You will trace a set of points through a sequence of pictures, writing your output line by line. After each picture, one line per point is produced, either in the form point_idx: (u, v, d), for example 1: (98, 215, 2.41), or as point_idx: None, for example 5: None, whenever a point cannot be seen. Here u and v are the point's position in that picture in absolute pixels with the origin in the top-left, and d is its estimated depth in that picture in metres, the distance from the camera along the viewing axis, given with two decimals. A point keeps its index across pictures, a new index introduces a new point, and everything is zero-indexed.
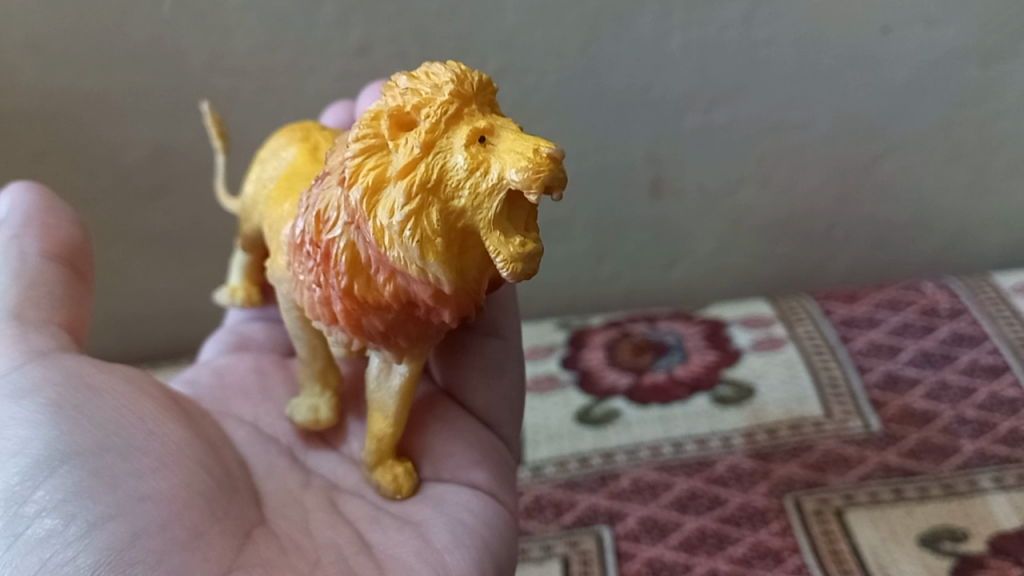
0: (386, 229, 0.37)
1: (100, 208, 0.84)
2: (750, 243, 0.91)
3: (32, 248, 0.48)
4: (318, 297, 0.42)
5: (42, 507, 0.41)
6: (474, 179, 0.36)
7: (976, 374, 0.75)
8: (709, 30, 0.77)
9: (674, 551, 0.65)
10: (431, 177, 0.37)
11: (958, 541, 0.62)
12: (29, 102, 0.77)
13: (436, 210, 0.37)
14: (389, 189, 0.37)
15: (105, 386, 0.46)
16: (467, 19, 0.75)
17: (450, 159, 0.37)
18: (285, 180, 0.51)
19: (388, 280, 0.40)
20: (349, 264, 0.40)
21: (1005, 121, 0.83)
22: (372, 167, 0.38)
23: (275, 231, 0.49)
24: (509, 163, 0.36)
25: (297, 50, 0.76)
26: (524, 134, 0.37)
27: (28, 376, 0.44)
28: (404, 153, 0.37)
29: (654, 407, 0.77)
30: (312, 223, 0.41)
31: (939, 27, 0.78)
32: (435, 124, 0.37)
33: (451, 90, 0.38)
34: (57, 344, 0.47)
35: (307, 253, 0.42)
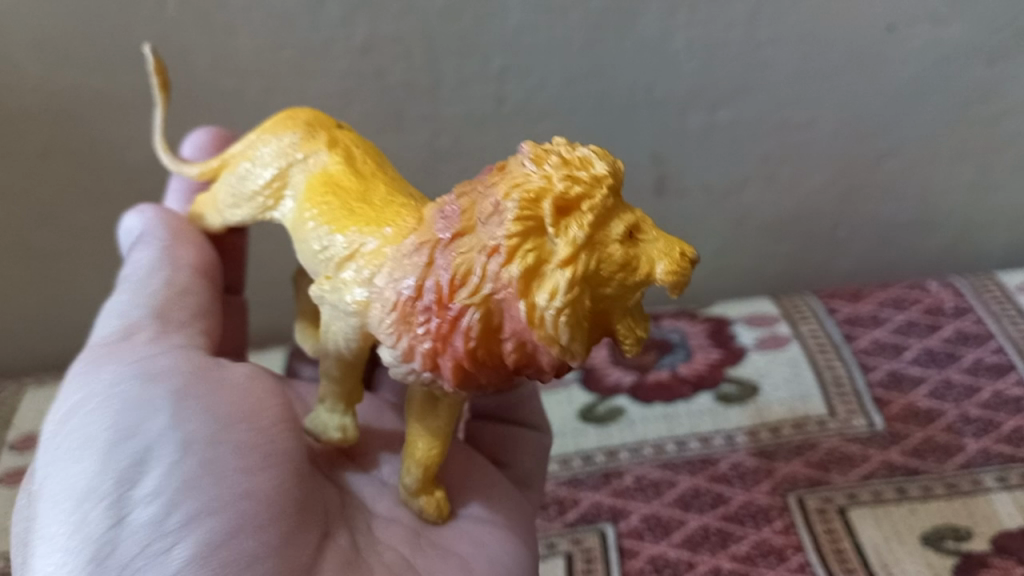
0: (542, 313, 0.35)
1: (105, 206, 0.84)
2: (754, 243, 0.91)
3: (181, 264, 0.53)
4: (425, 356, 0.38)
5: (151, 492, 0.41)
6: (624, 275, 0.36)
7: (981, 373, 0.75)
8: (714, 27, 0.77)
9: (676, 549, 0.65)
10: (590, 270, 0.35)
11: (961, 540, 0.62)
12: (35, 103, 0.77)
13: (587, 299, 0.35)
14: (553, 275, 0.35)
15: (228, 380, 0.47)
16: (471, 18, 0.75)
17: (607, 251, 0.35)
18: (330, 194, 0.45)
19: (517, 353, 0.36)
20: (486, 334, 0.36)
21: (1010, 119, 0.84)
22: (531, 251, 0.35)
23: (336, 255, 0.42)
24: (658, 263, 0.36)
25: (301, 48, 0.76)
26: (664, 233, 0.37)
27: (159, 360, 0.46)
28: (567, 242, 0.34)
29: (657, 405, 0.77)
30: (433, 283, 0.37)
31: (944, 25, 0.78)
32: (598, 216, 0.35)
33: (610, 181, 0.36)
34: (188, 344, 0.49)
35: (424, 308, 0.37)
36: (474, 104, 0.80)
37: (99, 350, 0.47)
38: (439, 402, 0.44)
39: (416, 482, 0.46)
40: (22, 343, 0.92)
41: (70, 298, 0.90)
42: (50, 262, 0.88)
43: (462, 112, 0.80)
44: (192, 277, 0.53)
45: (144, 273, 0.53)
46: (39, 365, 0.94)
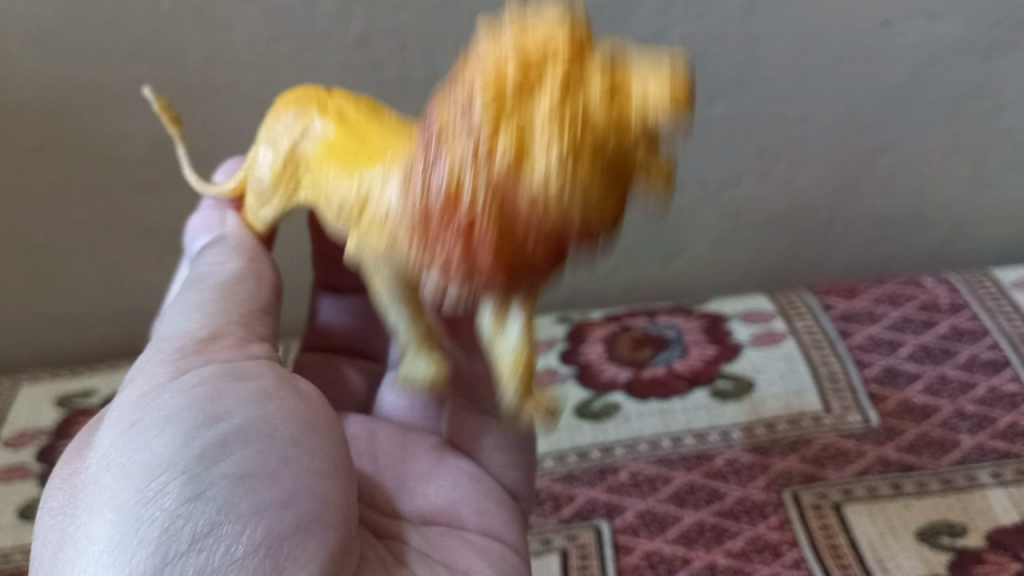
0: (540, 179, 0.29)
1: (99, 200, 0.84)
2: (750, 238, 0.90)
3: (266, 268, 0.49)
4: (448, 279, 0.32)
5: (227, 477, 0.40)
6: (621, 107, 0.28)
7: (976, 369, 0.76)
8: (710, 22, 0.77)
9: (672, 545, 0.65)
10: (577, 116, 0.28)
11: (956, 535, 0.62)
12: (28, 97, 0.77)
13: (587, 152, 0.28)
14: (532, 113, 0.28)
15: (303, 390, 0.46)
16: (466, 12, 0.75)
17: (589, 74, 0.28)
18: (333, 153, 0.39)
19: (535, 227, 0.29)
20: (493, 208, 0.30)
21: (1006, 115, 0.84)
22: (507, 120, 0.29)
23: (348, 209, 0.37)
24: (651, 84, 0.28)
25: (296, 41, 0.76)
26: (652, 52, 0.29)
27: (244, 358, 0.45)
28: (540, 96, 0.28)
29: (652, 401, 0.77)
30: (423, 185, 0.32)
31: (940, 20, 0.78)
32: (566, 56, 0.28)
33: (570, 16, 0.29)
34: (269, 354, 0.47)
35: (434, 224, 0.31)
36: None
37: (193, 331, 0.45)
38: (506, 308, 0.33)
39: (518, 393, 0.37)
40: (15, 338, 0.92)
41: (64, 293, 0.90)
42: (43, 256, 0.87)
43: None
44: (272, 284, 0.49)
45: (214, 264, 0.48)
46: (33, 361, 0.94)
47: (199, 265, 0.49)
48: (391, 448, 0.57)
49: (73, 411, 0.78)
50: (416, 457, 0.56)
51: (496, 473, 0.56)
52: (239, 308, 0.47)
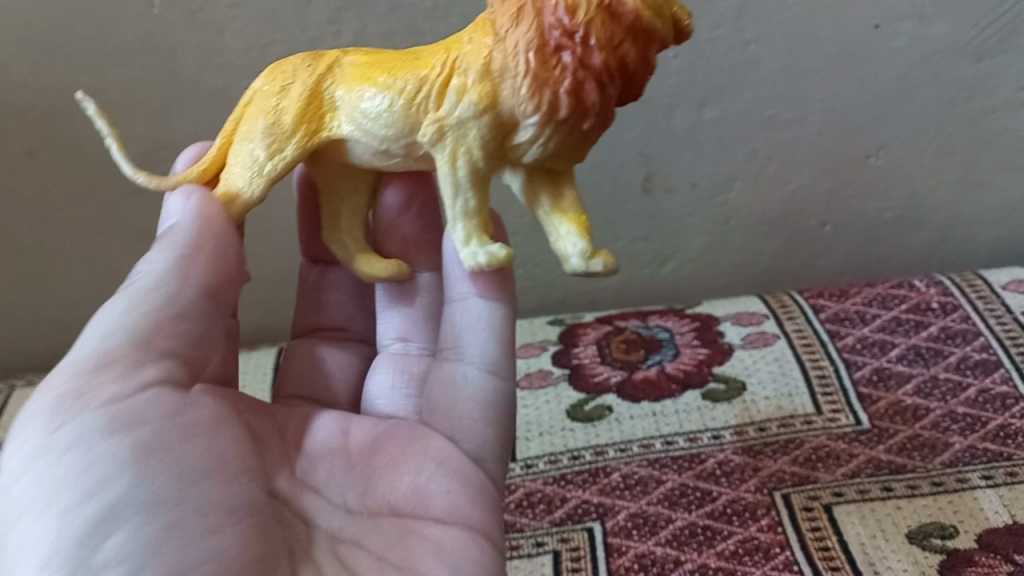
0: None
1: (91, 204, 0.84)
2: (741, 241, 0.91)
3: (187, 272, 0.47)
4: (569, 90, 0.39)
5: (114, 557, 0.40)
6: None
7: (966, 371, 0.76)
8: (701, 25, 0.77)
9: (663, 547, 0.65)
10: None
11: (947, 537, 0.62)
12: (21, 100, 0.77)
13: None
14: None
15: (198, 423, 0.45)
16: (457, 16, 0.76)
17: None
18: (387, 61, 0.44)
19: (628, 31, 0.39)
20: (596, 16, 0.39)
21: (997, 118, 0.84)
22: None
23: (435, 87, 0.42)
24: None
25: (288, 46, 0.76)
26: None
27: (133, 402, 0.44)
28: None
29: (644, 403, 0.77)
30: (526, 18, 0.40)
31: (930, 23, 0.78)
32: None
33: None
34: (173, 380, 0.46)
35: (553, 46, 0.39)
36: None
37: (89, 359, 0.45)
38: (557, 176, 0.45)
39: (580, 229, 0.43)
40: (9, 341, 0.93)
41: (57, 296, 0.90)
42: (36, 259, 0.87)
43: None
44: (192, 289, 0.47)
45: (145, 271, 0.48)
46: (26, 362, 0.94)
47: (143, 269, 0.49)
48: (353, 449, 0.52)
49: None
50: (379, 450, 0.51)
51: (470, 446, 0.51)
52: (141, 330, 0.46)
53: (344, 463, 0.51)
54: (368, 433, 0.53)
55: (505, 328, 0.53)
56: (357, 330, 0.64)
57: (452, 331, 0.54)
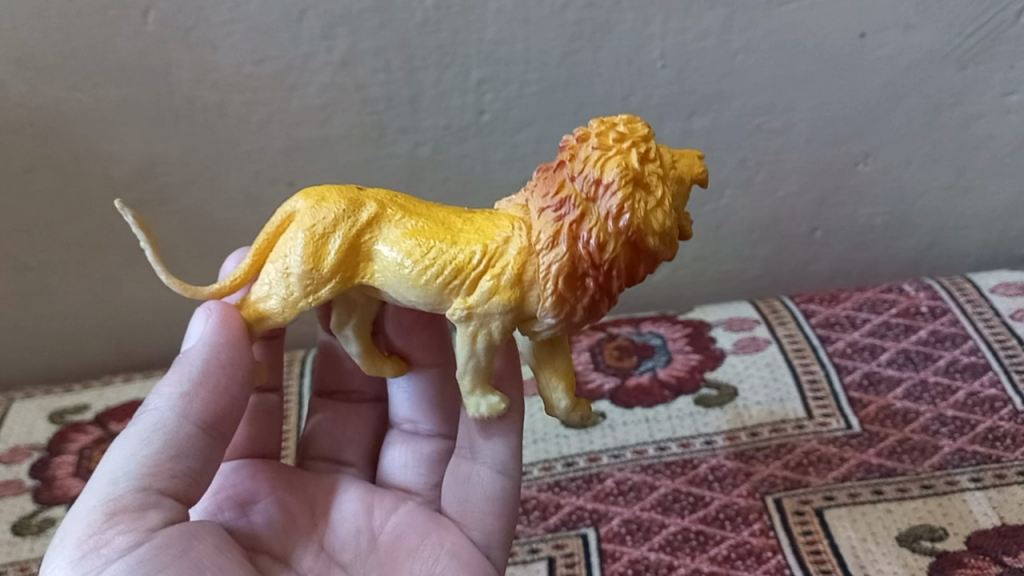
0: (661, 231, 0.41)
1: (89, 218, 0.85)
2: (731, 247, 0.92)
3: (188, 410, 0.47)
4: (586, 305, 0.42)
5: None
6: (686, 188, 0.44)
7: (955, 374, 0.77)
8: (688, 37, 0.78)
9: (656, 552, 0.65)
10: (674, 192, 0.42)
11: (936, 540, 0.63)
12: (18, 117, 0.78)
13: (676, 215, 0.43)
14: (652, 186, 0.41)
15: (205, 558, 0.45)
16: (448, 32, 0.77)
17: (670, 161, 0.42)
18: (424, 228, 0.43)
19: (647, 261, 0.42)
20: (623, 254, 0.41)
21: (984, 122, 0.85)
22: (637, 199, 0.40)
23: (472, 271, 0.42)
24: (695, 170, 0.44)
25: (282, 61, 0.77)
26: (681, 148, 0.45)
27: (139, 545, 0.43)
28: (653, 183, 0.41)
29: (638, 409, 0.78)
30: (561, 243, 0.41)
31: (914, 30, 0.79)
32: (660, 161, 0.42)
33: (645, 132, 0.42)
34: (182, 519, 0.45)
35: (579, 270, 0.41)
36: (453, 115, 0.82)
37: (97, 508, 0.44)
38: (557, 341, 0.47)
39: (568, 399, 0.47)
40: (9, 353, 0.93)
41: (58, 309, 0.91)
42: (34, 275, 0.88)
43: (441, 123, 0.82)
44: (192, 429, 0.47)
45: (150, 412, 0.48)
46: (27, 376, 0.95)
47: (146, 408, 0.49)
48: (373, 530, 0.56)
49: (66, 426, 0.79)
50: (397, 536, 0.56)
51: (476, 533, 0.56)
52: (148, 474, 0.45)
53: (367, 542, 0.56)
54: (388, 515, 0.57)
55: (516, 440, 0.55)
56: (371, 392, 0.66)
57: (466, 431, 0.56)
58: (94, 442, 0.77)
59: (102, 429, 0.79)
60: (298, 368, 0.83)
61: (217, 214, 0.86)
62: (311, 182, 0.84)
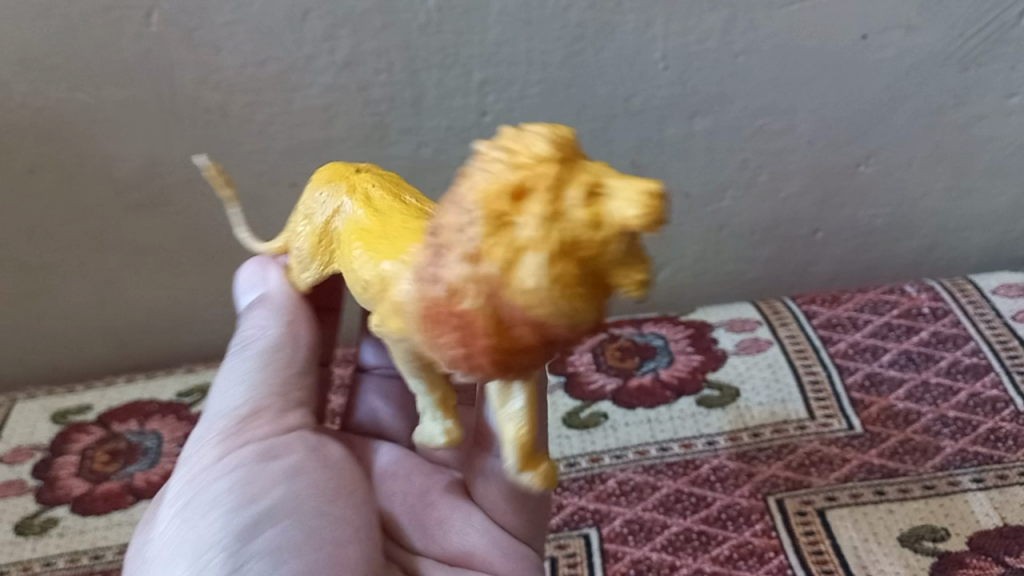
0: (525, 295, 0.30)
1: (92, 218, 0.85)
2: (733, 248, 0.92)
3: (291, 332, 0.55)
4: (456, 366, 0.33)
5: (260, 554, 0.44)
6: (608, 240, 0.30)
7: (957, 375, 0.77)
8: (690, 38, 0.78)
9: (659, 553, 0.65)
10: (564, 244, 0.29)
11: (938, 540, 0.63)
12: (21, 118, 0.79)
13: (572, 272, 0.30)
14: (514, 243, 0.30)
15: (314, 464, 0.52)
16: (451, 33, 0.77)
17: (556, 203, 0.29)
18: (365, 224, 0.41)
19: (526, 325, 0.31)
20: (479, 327, 0.31)
21: (985, 124, 0.85)
22: (495, 245, 0.30)
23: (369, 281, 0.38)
24: (624, 207, 0.29)
25: (284, 62, 0.78)
26: (632, 178, 0.30)
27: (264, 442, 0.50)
28: (524, 229, 0.29)
29: (640, 410, 0.78)
30: (425, 282, 0.33)
31: (916, 32, 0.79)
32: (541, 195, 0.29)
33: (537, 154, 0.30)
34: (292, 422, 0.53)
35: (437, 322, 0.32)
36: (455, 116, 0.82)
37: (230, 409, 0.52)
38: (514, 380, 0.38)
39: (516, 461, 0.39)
40: (12, 353, 0.94)
41: (59, 309, 0.91)
42: (38, 275, 0.89)
43: (443, 124, 0.82)
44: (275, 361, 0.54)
45: (254, 332, 0.55)
46: (28, 376, 0.95)
47: (246, 332, 0.56)
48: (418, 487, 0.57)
49: (68, 426, 0.80)
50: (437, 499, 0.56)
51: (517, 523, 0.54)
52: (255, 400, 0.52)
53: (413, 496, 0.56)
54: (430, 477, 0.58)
55: None
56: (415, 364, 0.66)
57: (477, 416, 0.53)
58: (95, 442, 0.77)
59: (103, 429, 0.79)
60: None
61: (219, 214, 0.86)
62: None
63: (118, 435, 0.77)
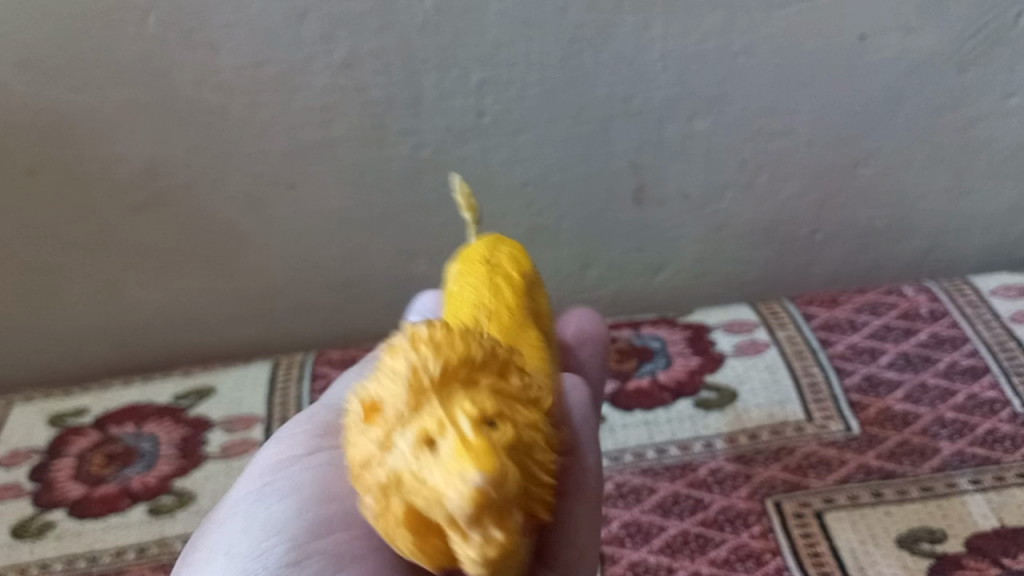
0: (382, 515, 0.29)
1: (94, 219, 0.85)
2: (731, 249, 0.92)
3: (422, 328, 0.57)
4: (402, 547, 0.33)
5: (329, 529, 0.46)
6: (421, 494, 0.27)
7: (955, 376, 0.77)
8: (688, 39, 0.78)
9: (656, 555, 0.65)
10: (390, 479, 0.28)
11: (936, 542, 0.63)
12: (23, 119, 0.78)
13: (406, 507, 0.28)
14: (394, 475, 0.28)
15: None
16: (449, 35, 0.77)
17: (441, 439, 0.27)
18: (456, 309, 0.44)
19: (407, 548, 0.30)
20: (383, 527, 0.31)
21: (984, 125, 0.85)
22: (360, 458, 0.30)
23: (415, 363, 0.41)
24: (442, 478, 0.26)
25: (282, 63, 0.77)
26: (468, 447, 0.26)
27: None
28: (373, 453, 0.29)
29: (637, 412, 0.78)
30: None
31: (915, 33, 0.79)
32: (393, 420, 0.29)
33: (402, 384, 0.29)
34: None
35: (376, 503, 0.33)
36: (454, 117, 0.82)
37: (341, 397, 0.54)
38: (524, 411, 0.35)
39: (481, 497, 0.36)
40: (12, 354, 0.93)
41: (59, 311, 0.91)
42: (37, 276, 0.88)
43: (441, 125, 0.82)
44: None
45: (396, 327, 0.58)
46: (27, 377, 0.95)
47: None
48: None
49: (65, 429, 0.79)
50: None
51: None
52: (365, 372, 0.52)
53: None
54: None
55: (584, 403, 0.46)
56: None
57: None
58: (93, 444, 0.77)
59: (101, 431, 0.78)
60: (298, 372, 0.84)
61: (218, 215, 0.86)
62: (312, 184, 0.84)
63: (115, 438, 0.77)
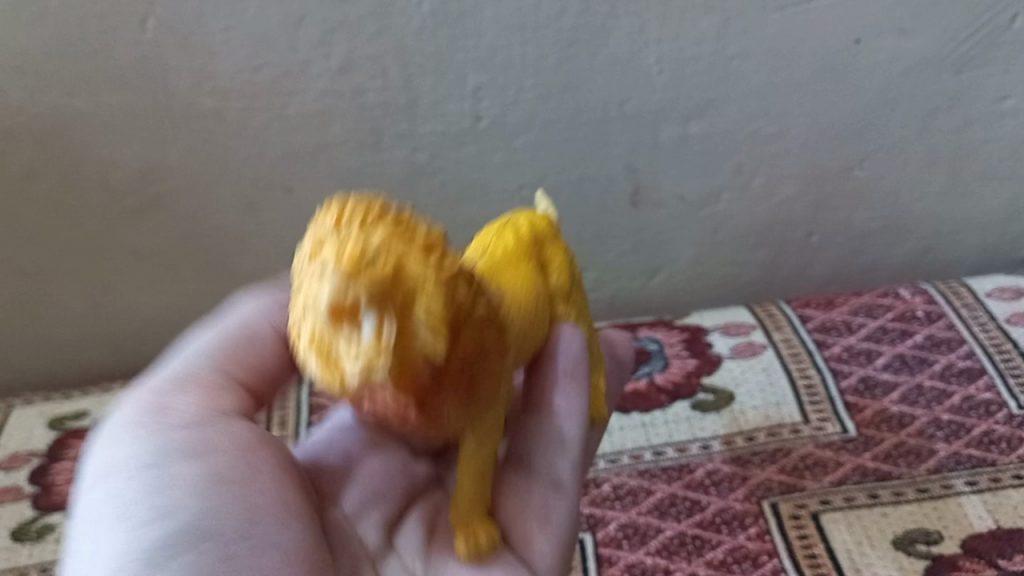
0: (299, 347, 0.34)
1: (90, 223, 0.85)
2: (728, 252, 0.92)
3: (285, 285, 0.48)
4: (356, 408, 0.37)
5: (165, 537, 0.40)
6: (309, 302, 0.32)
7: (951, 378, 0.77)
8: (683, 43, 0.78)
9: (653, 557, 0.65)
10: (296, 302, 0.33)
11: (932, 543, 0.63)
12: (20, 123, 0.79)
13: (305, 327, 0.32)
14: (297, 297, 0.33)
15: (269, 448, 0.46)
16: (446, 38, 0.77)
17: (326, 251, 0.32)
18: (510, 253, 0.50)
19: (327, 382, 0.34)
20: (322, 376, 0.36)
21: (979, 127, 0.85)
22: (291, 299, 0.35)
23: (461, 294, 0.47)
24: (318, 281, 0.31)
25: (280, 67, 0.78)
26: (342, 255, 0.31)
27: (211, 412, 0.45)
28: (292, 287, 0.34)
29: (634, 414, 0.79)
30: None
31: (909, 35, 0.80)
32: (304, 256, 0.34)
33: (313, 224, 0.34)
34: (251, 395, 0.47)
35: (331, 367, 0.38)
36: (451, 121, 0.82)
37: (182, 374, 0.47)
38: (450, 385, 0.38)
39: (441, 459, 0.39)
40: (11, 358, 0.94)
41: (57, 315, 0.91)
42: (35, 279, 0.89)
43: (438, 128, 0.82)
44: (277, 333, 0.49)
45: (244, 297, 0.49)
46: (24, 382, 0.95)
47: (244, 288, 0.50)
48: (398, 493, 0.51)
49: (65, 433, 0.80)
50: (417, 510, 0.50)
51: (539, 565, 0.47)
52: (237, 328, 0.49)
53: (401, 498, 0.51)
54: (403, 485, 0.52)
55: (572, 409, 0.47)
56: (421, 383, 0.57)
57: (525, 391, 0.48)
58: None
59: None
60: None
61: (215, 219, 0.86)
62: (309, 187, 0.85)
63: None
